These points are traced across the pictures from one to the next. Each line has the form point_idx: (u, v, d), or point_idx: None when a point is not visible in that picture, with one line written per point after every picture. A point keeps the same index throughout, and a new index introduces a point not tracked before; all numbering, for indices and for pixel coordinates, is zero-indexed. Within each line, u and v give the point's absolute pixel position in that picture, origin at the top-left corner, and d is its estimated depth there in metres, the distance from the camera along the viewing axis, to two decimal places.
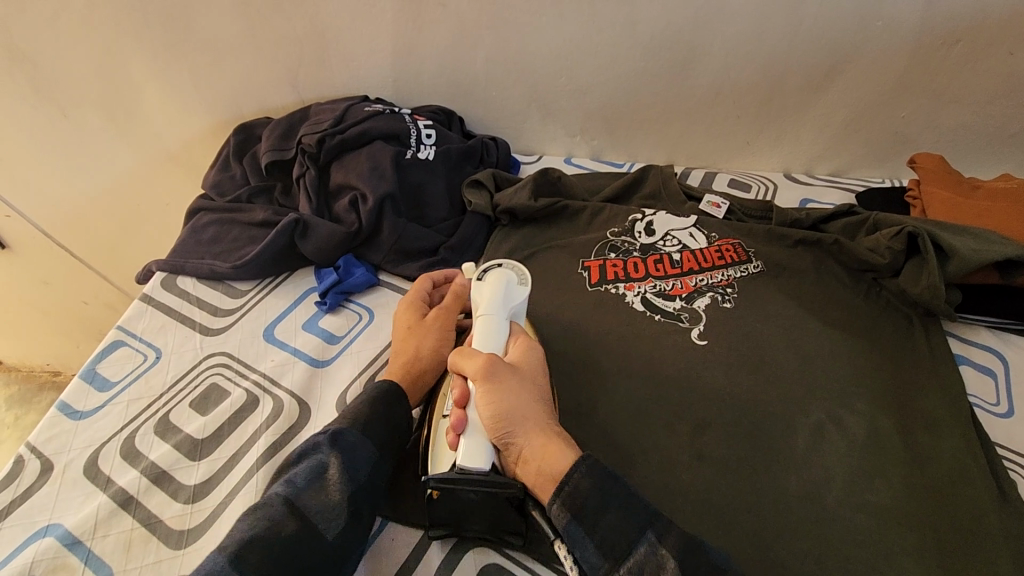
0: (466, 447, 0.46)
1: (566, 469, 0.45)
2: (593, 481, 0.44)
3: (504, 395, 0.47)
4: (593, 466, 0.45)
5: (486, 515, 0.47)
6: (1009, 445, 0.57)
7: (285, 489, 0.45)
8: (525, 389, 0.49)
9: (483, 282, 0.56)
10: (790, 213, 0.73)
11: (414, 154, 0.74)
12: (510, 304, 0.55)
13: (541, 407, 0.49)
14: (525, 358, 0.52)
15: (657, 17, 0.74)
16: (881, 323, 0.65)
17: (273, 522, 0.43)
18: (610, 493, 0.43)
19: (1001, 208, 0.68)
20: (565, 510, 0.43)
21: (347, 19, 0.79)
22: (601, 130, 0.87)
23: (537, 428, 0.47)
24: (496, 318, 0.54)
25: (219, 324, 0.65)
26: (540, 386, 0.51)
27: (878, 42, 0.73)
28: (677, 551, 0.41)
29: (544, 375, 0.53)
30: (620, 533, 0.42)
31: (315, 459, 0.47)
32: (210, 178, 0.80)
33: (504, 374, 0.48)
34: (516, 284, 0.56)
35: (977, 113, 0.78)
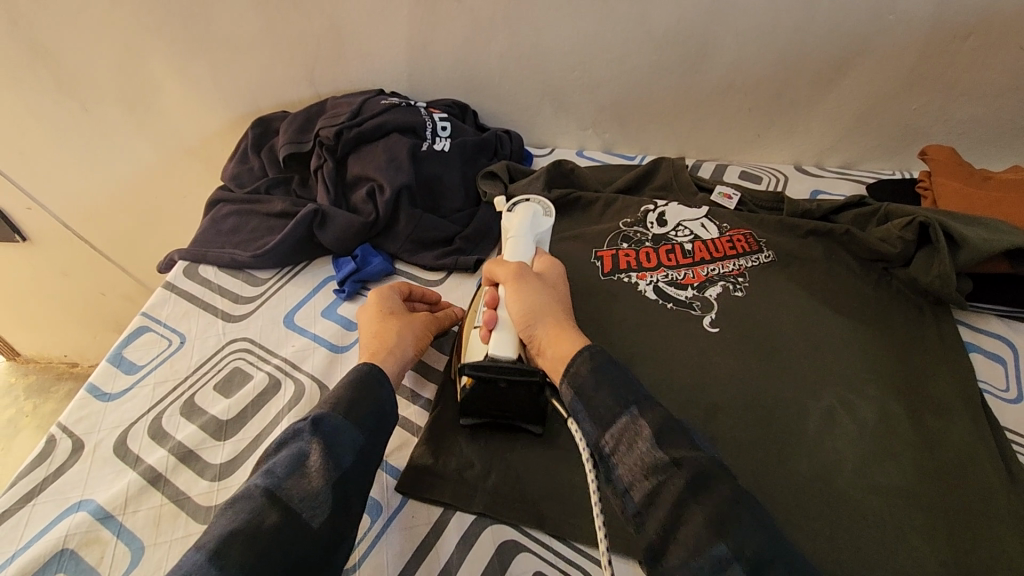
0: (498, 338, 0.52)
1: (576, 351, 0.48)
2: (592, 364, 0.46)
3: (527, 294, 0.53)
4: (597, 352, 0.47)
5: (510, 404, 0.53)
6: (1019, 430, 0.57)
7: (265, 480, 0.43)
8: (545, 291, 0.55)
9: (512, 212, 0.64)
10: (802, 204, 0.74)
11: (430, 146, 0.75)
12: (537, 229, 0.62)
13: (560, 308, 0.54)
14: (547, 273, 0.58)
15: (670, 11, 0.75)
16: (892, 311, 0.65)
17: (254, 515, 0.41)
18: (608, 372, 0.46)
19: (1012, 197, 0.68)
20: (572, 391, 0.46)
21: (364, 13, 0.80)
22: (612, 123, 0.88)
23: (555, 322, 0.52)
24: (524, 238, 0.61)
25: (240, 311, 0.67)
26: (562, 297, 0.57)
27: (891, 34, 0.73)
28: (656, 426, 0.42)
29: (566, 292, 0.58)
30: (605, 406, 0.44)
31: (296, 446, 0.45)
32: (229, 170, 0.82)
33: (529, 278, 0.56)
34: (541, 214, 0.63)
35: (989, 105, 0.79)
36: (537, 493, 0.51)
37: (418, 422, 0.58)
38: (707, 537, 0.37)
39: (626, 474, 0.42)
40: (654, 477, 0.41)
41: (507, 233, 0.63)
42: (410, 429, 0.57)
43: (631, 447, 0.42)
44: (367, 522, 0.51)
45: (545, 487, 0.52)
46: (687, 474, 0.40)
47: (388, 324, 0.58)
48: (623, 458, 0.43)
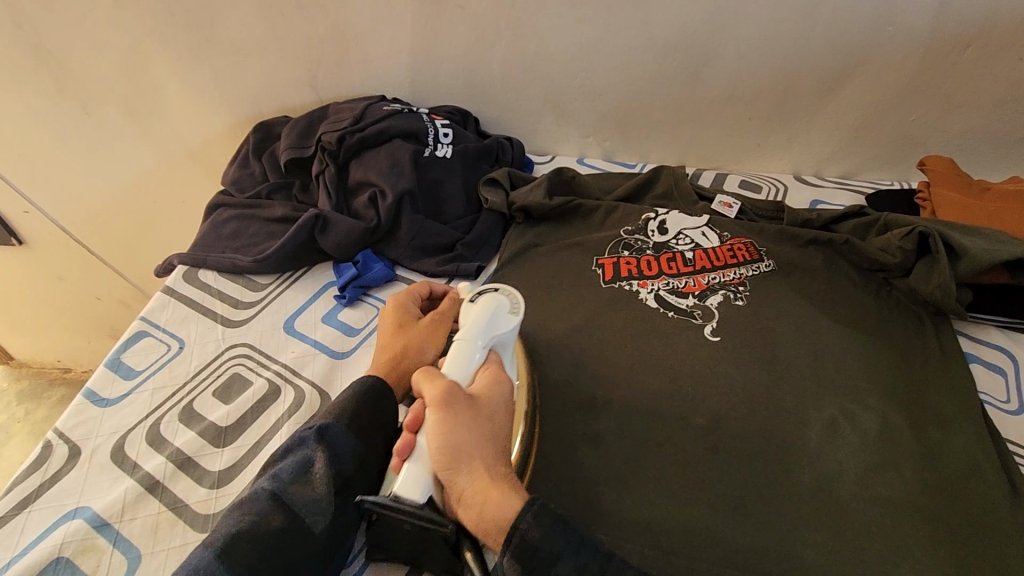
0: (408, 475, 0.46)
1: (509, 518, 0.43)
2: (541, 528, 0.42)
3: (452, 432, 0.45)
4: (542, 513, 0.43)
5: (435, 547, 0.48)
6: (1019, 441, 0.57)
7: (271, 483, 0.45)
8: (479, 423, 0.47)
9: (473, 306, 0.55)
10: (801, 214, 0.74)
11: (432, 152, 0.75)
12: (493, 332, 0.54)
13: (496, 444, 0.47)
14: (487, 386, 0.51)
15: (673, 21, 0.75)
16: (893, 321, 0.66)
17: (259, 517, 0.43)
18: (553, 542, 0.42)
19: (1008, 210, 0.69)
20: (507, 564, 0.42)
21: (367, 20, 0.80)
22: (613, 131, 0.89)
23: (484, 470, 0.45)
24: (474, 344, 0.52)
25: (240, 316, 0.66)
26: (498, 417, 0.49)
27: (890, 45, 0.74)
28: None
29: (504, 403, 0.51)
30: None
31: (301, 454, 0.47)
32: (230, 175, 0.82)
33: (461, 406, 0.47)
34: (504, 314, 0.55)
35: (986, 117, 0.79)
36: None
37: None
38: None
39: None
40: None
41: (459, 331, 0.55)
42: None
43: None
44: None
45: None
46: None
47: (395, 339, 0.57)
48: None
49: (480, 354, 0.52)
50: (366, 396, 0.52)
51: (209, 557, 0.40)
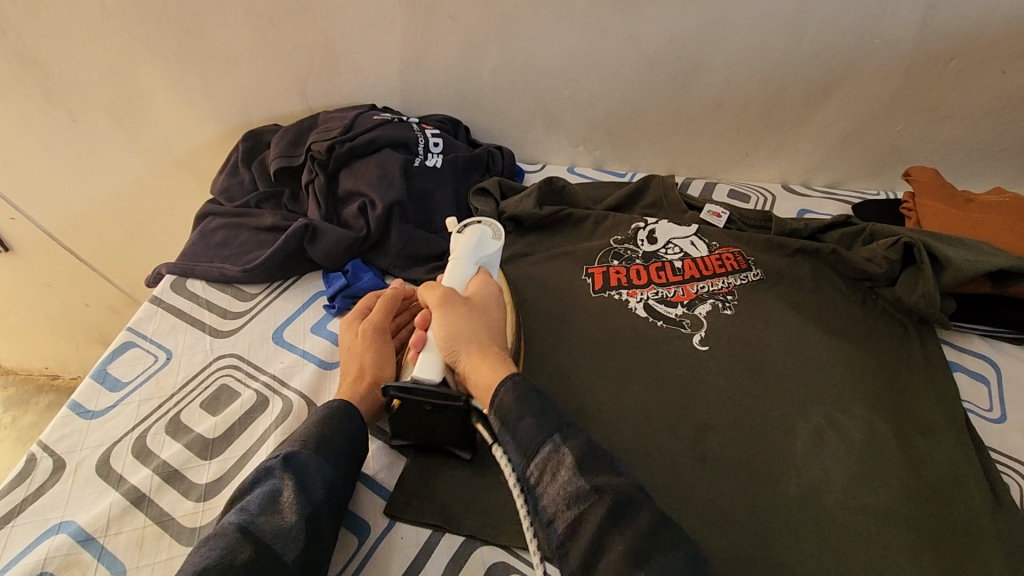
0: (422, 360, 0.53)
1: (497, 380, 0.49)
2: (514, 395, 0.47)
3: (448, 320, 0.53)
4: (519, 382, 0.48)
5: (440, 429, 0.53)
6: (1002, 449, 0.58)
7: (239, 517, 0.43)
8: (471, 316, 0.55)
9: (461, 234, 0.64)
10: (789, 224, 0.75)
11: (422, 161, 0.75)
12: (481, 252, 0.62)
13: (487, 330, 0.54)
14: (480, 294, 0.58)
15: (661, 32, 0.76)
16: (879, 331, 0.66)
17: (227, 551, 0.41)
18: (527, 402, 0.47)
19: (991, 221, 0.70)
20: (495, 421, 0.47)
21: (357, 29, 0.81)
22: (603, 140, 0.89)
23: (476, 347, 0.52)
24: (466, 263, 0.61)
25: (228, 327, 0.66)
26: (490, 316, 0.56)
27: (876, 57, 0.75)
28: (576, 450, 0.44)
29: (496, 308, 0.58)
30: (531, 432, 0.46)
31: (269, 483, 0.46)
32: (219, 184, 0.81)
33: (456, 302, 0.55)
34: (488, 238, 0.63)
35: (970, 128, 0.80)
36: None
37: None
38: (625, 566, 0.40)
39: (551, 505, 0.44)
40: (576, 505, 0.43)
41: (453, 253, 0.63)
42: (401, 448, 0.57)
43: (555, 476, 0.44)
44: (357, 540, 0.50)
45: None
46: (607, 501, 0.42)
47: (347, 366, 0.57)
48: (547, 486, 0.44)
49: (472, 270, 0.61)
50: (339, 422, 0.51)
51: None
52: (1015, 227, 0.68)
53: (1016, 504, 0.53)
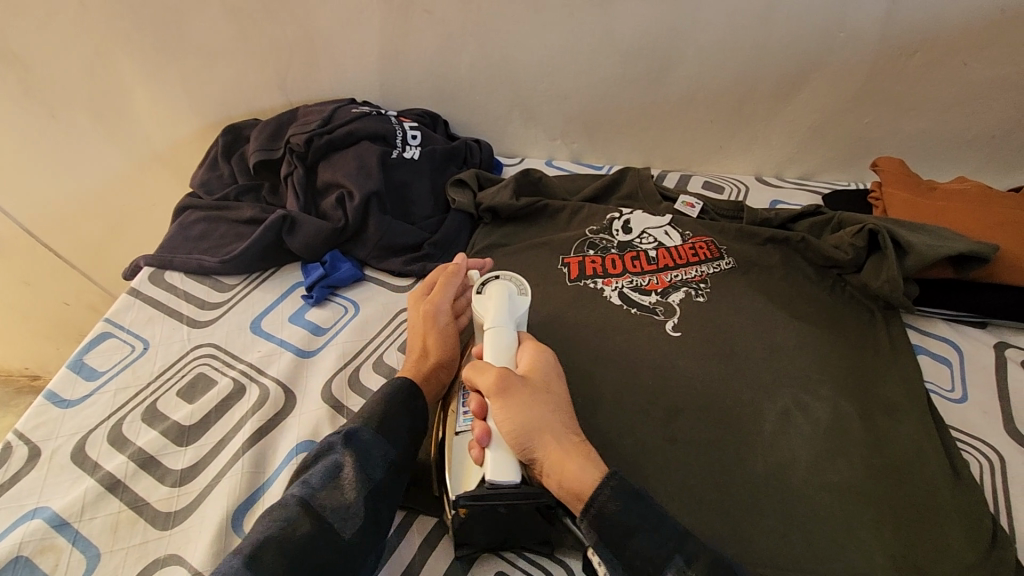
0: (494, 461, 0.47)
1: (590, 486, 0.45)
2: (619, 502, 0.44)
3: (519, 414, 0.48)
4: (618, 485, 0.45)
5: (517, 529, 0.49)
6: (963, 427, 0.60)
7: (301, 489, 0.46)
8: (540, 401, 0.49)
9: (484, 294, 0.57)
10: (760, 213, 0.76)
11: (400, 153, 0.76)
12: (515, 313, 0.56)
13: (560, 416, 0.50)
14: (535, 367, 0.53)
15: (634, 26, 0.77)
16: (847, 315, 0.68)
17: (288, 522, 0.44)
18: (634, 518, 0.44)
19: (954, 209, 0.72)
20: (589, 531, 0.45)
21: (335, 23, 0.81)
22: (580, 134, 0.91)
23: (556, 442, 0.48)
24: (504, 331, 0.54)
25: (205, 317, 0.66)
26: (553, 392, 0.52)
27: (843, 51, 0.77)
28: (704, 575, 0.42)
29: (554, 376, 0.53)
30: (648, 553, 0.43)
31: (329, 459, 0.48)
32: (198, 178, 0.81)
33: (517, 388, 0.49)
34: (517, 294, 0.57)
35: (935, 120, 0.83)
36: None
37: None
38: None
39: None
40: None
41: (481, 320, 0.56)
42: None
43: None
44: None
45: None
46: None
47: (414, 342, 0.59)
48: None
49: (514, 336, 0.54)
50: (400, 401, 0.52)
51: (240, 563, 0.41)
52: (976, 215, 0.70)
53: (976, 479, 0.55)
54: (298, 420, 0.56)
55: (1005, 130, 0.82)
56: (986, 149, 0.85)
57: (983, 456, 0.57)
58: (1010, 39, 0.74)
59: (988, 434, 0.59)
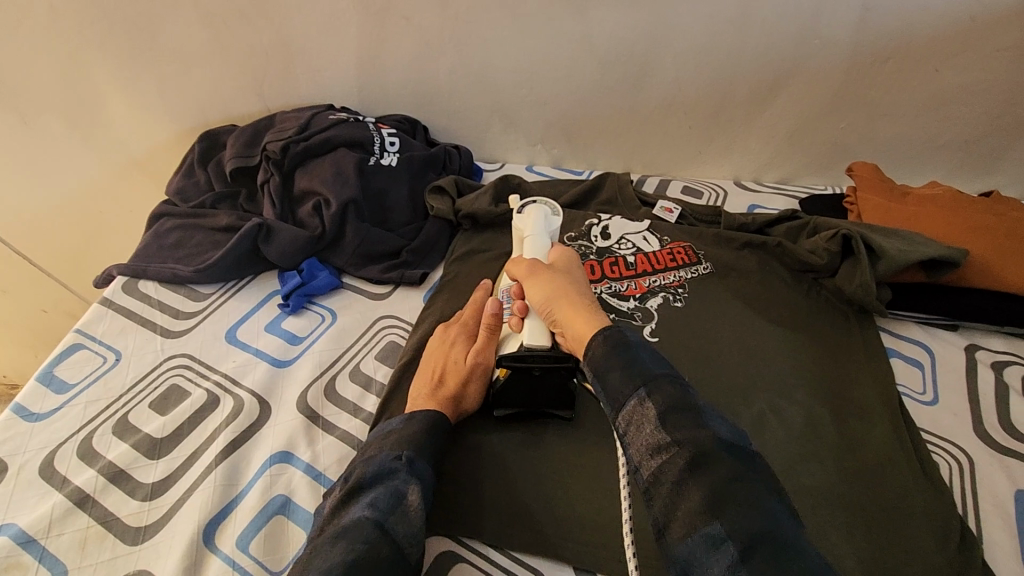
0: (529, 329, 0.56)
1: (589, 333, 0.51)
2: (611, 344, 0.49)
3: (540, 287, 0.57)
4: (610, 335, 0.49)
5: (542, 393, 0.56)
6: (934, 430, 0.60)
7: (371, 513, 0.44)
8: (559, 278, 0.57)
9: (523, 213, 0.68)
10: (737, 218, 0.77)
11: (378, 160, 0.76)
12: (550, 228, 0.67)
13: (580, 290, 0.56)
14: (562, 260, 0.61)
15: (612, 33, 0.78)
16: (822, 320, 0.69)
17: (368, 545, 0.42)
18: (618, 356, 0.47)
19: (926, 214, 0.73)
20: (589, 370, 0.49)
21: (312, 30, 0.81)
22: (560, 140, 0.91)
23: (571, 302, 0.54)
24: (540, 240, 0.65)
25: (180, 327, 0.66)
26: (577, 278, 0.58)
27: (816, 57, 0.78)
28: (663, 405, 0.43)
29: (582, 275, 0.60)
30: (621, 383, 0.46)
31: (395, 484, 0.46)
32: (174, 185, 0.81)
33: (543, 270, 0.59)
34: (550, 214, 0.68)
35: (908, 126, 0.84)
36: (477, 504, 0.53)
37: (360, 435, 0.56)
38: (702, 513, 0.38)
39: (638, 453, 0.43)
40: (659, 456, 0.42)
41: (522, 233, 0.67)
42: (350, 444, 0.55)
43: (640, 427, 0.44)
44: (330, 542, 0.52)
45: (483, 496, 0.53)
46: (687, 454, 0.40)
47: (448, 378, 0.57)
48: (634, 438, 0.44)
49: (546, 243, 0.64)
50: (441, 439, 0.51)
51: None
52: (948, 220, 0.71)
53: (946, 481, 0.56)
54: (272, 430, 0.56)
55: (977, 136, 0.83)
56: (958, 154, 0.86)
57: (953, 458, 0.58)
58: (979, 47, 0.75)
59: (958, 437, 0.59)
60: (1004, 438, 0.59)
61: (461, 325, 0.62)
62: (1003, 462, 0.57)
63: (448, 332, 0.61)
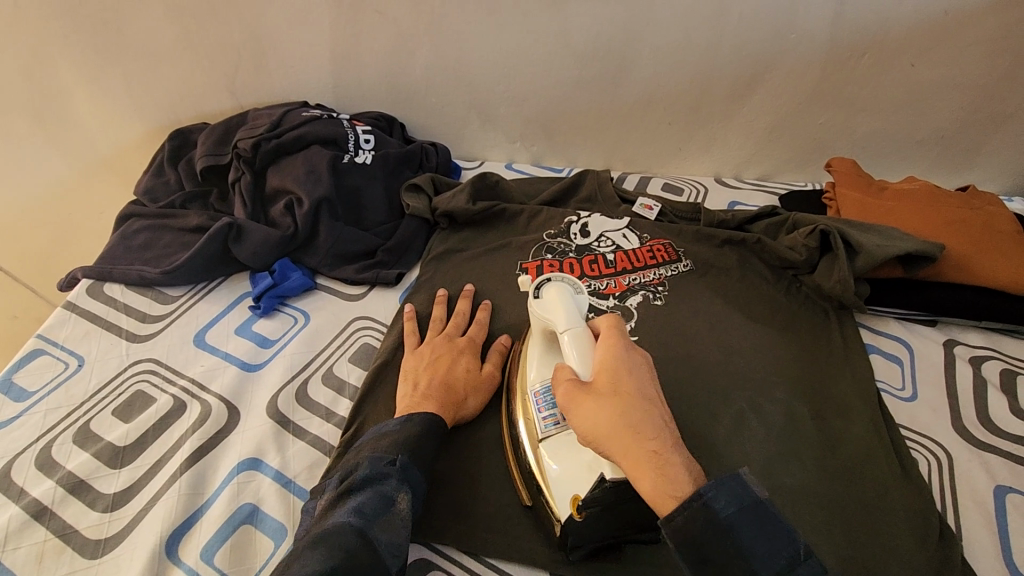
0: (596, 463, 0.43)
1: (669, 501, 0.37)
2: (701, 518, 0.35)
3: (590, 417, 0.41)
4: (693, 503, 0.36)
5: (625, 528, 0.45)
6: (913, 426, 0.60)
7: (356, 518, 0.41)
8: (613, 400, 0.41)
9: (546, 301, 0.51)
10: (718, 215, 0.77)
11: (352, 158, 0.74)
12: (582, 314, 0.50)
13: (649, 414, 0.41)
14: (614, 362, 0.44)
15: (588, 27, 0.77)
16: (801, 316, 0.69)
17: (350, 550, 0.39)
18: (713, 540, 0.35)
19: (904, 209, 0.73)
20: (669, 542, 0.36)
21: (284, 25, 0.79)
22: (539, 137, 0.90)
23: (640, 445, 0.39)
24: (578, 331, 0.48)
25: (146, 331, 0.64)
26: (638, 391, 0.42)
27: (794, 52, 0.77)
28: None
29: (645, 378, 0.43)
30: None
31: (384, 490, 0.44)
32: (143, 184, 0.78)
33: (590, 391, 0.43)
34: (577, 297, 0.51)
35: (886, 121, 0.84)
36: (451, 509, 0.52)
37: (332, 440, 0.54)
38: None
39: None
40: None
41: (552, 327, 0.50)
42: (322, 449, 0.54)
43: None
44: None
45: (459, 501, 0.52)
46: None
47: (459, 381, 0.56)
48: None
49: (587, 336, 0.48)
50: (435, 443, 0.50)
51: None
52: (926, 215, 0.71)
53: (924, 478, 0.55)
54: (241, 437, 0.54)
55: (953, 131, 0.84)
56: (936, 149, 0.86)
57: (931, 454, 0.58)
58: (954, 42, 0.75)
59: (937, 433, 0.59)
60: (982, 433, 0.59)
61: (468, 338, 0.61)
62: (981, 458, 0.57)
63: (452, 343, 0.60)
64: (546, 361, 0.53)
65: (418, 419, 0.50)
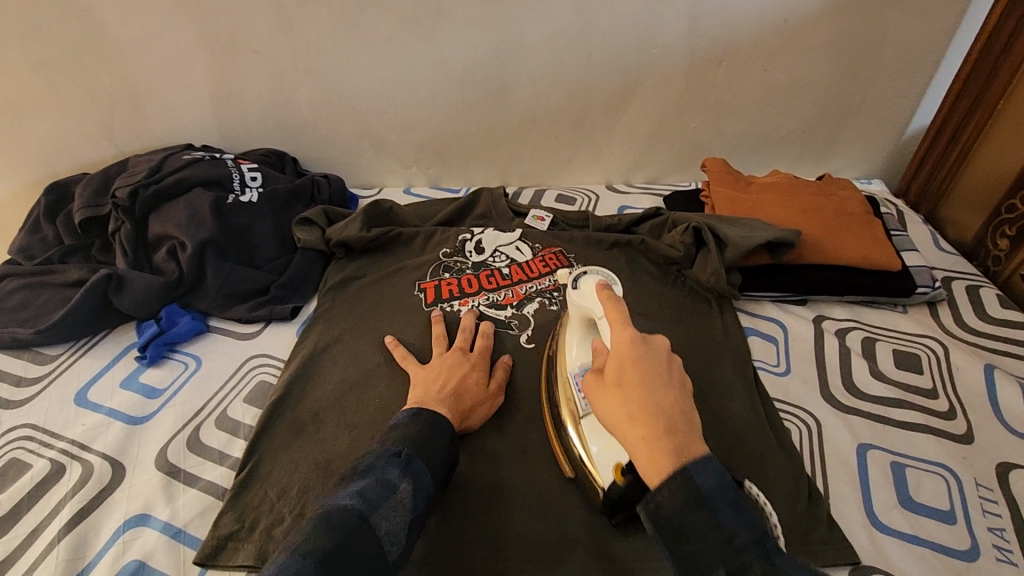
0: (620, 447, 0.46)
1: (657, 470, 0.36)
2: (682, 498, 0.35)
3: (603, 408, 0.41)
4: (678, 484, 0.35)
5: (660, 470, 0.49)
6: (787, 399, 0.65)
7: (358, 502, 0.41)
8: (620, 392, 0.40)
9: (582, 293, 0.53)
10: (605, 221, 0.81)
11: (238, 198, 0.74)
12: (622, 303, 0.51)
13: (660, 391, 0.39)
14: (627, 347, 0.42)
15: (463, 54, 0.80)
16: (686, 308, 0.73)
17: (344, 534, 0.39)
18: (690, 518, 0.35)
19: (768, 200, 0.79)
20: (649, 524, 0.37)
21: (158, 70, 0.79)
22: (434, 160, 0.92)
23: (638, 421, 0.38)
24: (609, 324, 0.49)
25: (23, 396, 0.62)
26: (653, 381, 0.40)
27: (659, 63, 0.83)
28: None
29: (661, 368, 0.41)
30: (696, 548, 0.35)
31: (387, 476, 0.43)
32: (17, 242, 0.75)
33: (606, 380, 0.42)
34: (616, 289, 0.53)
35: (752, 121, 0.91)
36: None
37: (223, 484, 0.54)
38: None
39: None
40: None
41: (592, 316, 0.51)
42: (214, 495, 0.53)
43: None
44: None
45: None
46: None
47: (467, 391, 0.56)
48: None
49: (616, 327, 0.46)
50: (447, 441, 0.48)
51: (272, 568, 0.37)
52: (788, 205, 0.78)
53: (795, 446, 0.60)
54: (127, 493, 0.53)
55: (811, 126, 0.92)
56: (799, 142, 0.94)
57: (802, 422, 0.63)
58: (798, 47, 0.83)
59: (808, 403, 0.64)
60: (847, 398, 0.65)
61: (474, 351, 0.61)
62: (846, 420, 0.63)
63: (462, 356, 0.60)
64: (586, 348, 0.53)
65: (422, 414, 0.49)
